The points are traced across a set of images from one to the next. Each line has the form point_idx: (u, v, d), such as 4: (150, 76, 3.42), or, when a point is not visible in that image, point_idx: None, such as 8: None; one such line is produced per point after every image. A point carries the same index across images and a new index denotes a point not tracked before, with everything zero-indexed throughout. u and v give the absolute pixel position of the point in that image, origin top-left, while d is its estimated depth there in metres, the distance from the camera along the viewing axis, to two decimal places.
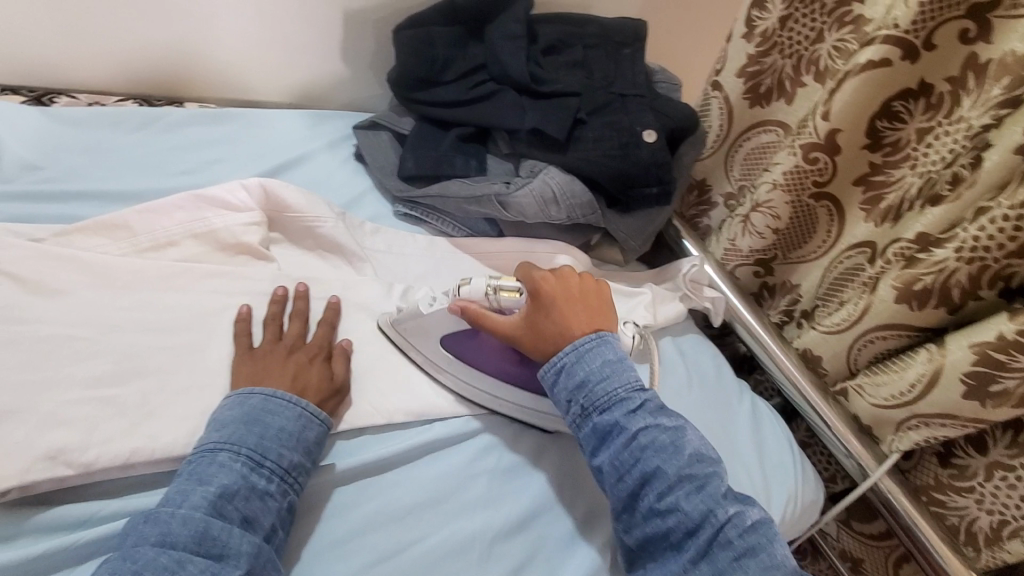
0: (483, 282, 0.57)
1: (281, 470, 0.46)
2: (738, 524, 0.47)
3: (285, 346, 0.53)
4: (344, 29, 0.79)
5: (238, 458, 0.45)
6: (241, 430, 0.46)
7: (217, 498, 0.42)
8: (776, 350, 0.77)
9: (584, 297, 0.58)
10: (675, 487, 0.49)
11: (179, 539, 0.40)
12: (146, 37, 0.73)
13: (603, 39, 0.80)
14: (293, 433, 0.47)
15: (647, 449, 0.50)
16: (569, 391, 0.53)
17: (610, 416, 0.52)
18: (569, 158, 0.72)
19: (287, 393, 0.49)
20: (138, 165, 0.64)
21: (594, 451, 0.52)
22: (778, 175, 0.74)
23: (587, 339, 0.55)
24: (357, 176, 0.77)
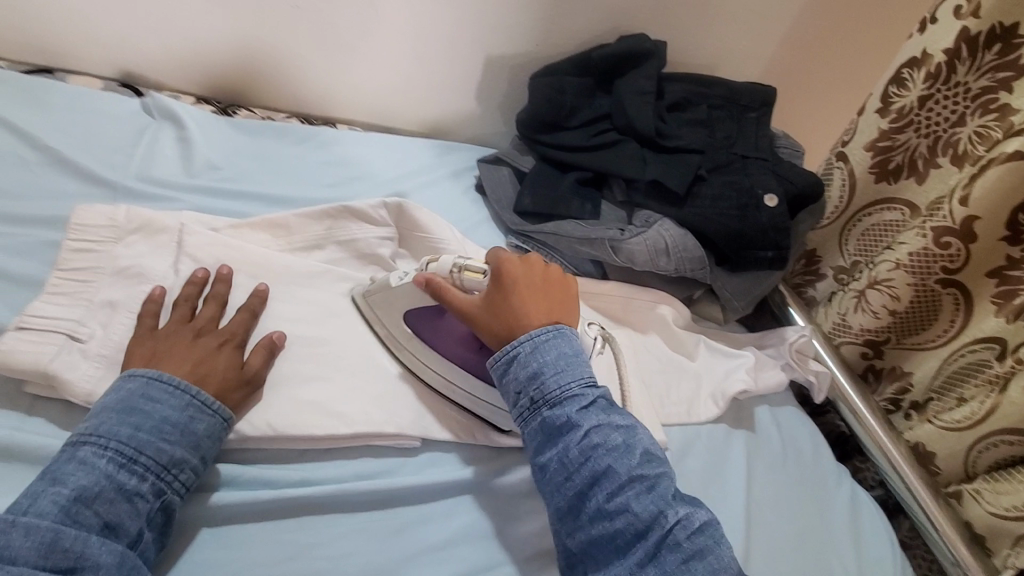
0: (451, 260, 0.57)
1: (152, 468, 0.43)
2: (687, 526, 0.46)
3: (191, 330, 0.50)
4: (484, 72, 0.86)
5: (105, 454, 0.42)
6: (113, 421, 0.43)
7: (73, 504, 0.39)
8: (882, 437, 0.72)
9: (548, 285, 0.56)
10: (624, 488, 0.47)
11: (21, 553, 0.36)
12: (317, 65, 0.83)
13: (729, 101, 0.81)
14: (177, 425, 0.45)
15: (598, 448, 0.48)
16: (520, 382, 0.51)
17: (562, 411, 0.49)
18: (684, 213, 0.74)
19: (176, 379, 0.46)
20: (294, 175, 0.72)
21: (541, 448, 0.49)
22: (903, 254, 0.71)
23: (544, 330, 0.52)
24: (475, 206, 0.82)
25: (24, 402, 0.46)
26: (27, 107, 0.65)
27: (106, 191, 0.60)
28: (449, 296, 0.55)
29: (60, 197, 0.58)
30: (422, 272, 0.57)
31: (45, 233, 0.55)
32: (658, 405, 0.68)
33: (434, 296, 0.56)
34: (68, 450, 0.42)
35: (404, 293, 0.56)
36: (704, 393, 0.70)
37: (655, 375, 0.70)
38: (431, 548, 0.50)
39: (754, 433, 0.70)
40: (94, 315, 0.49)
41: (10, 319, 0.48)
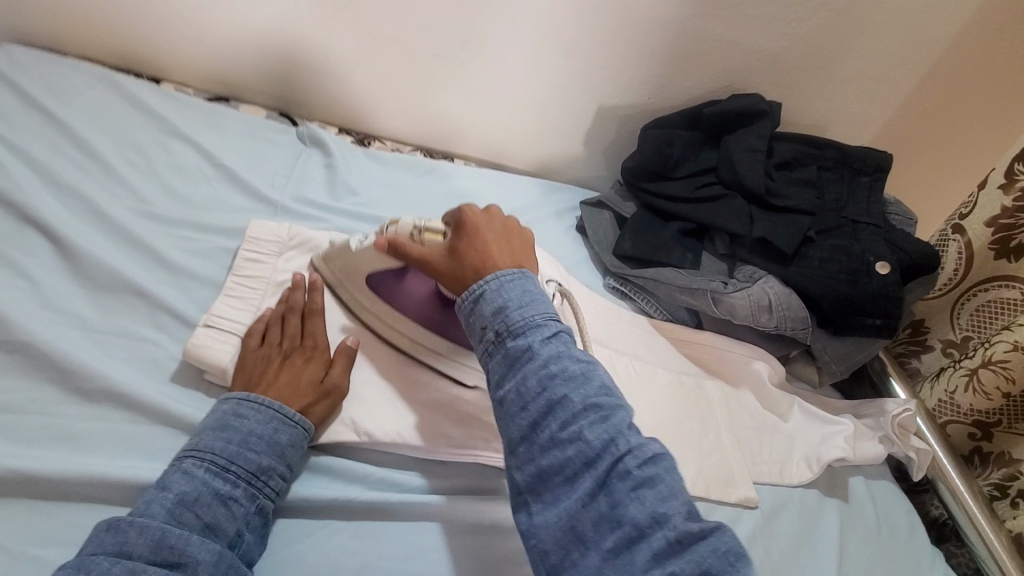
0: (412, 221, 0.58)
1: (242, 477, 0.46)
2: (638, 456, 0.42)
3: (280, 348, 0.54)
4: (595, 120, 0.91)
5: (203, 464, 0.45)
6: (208, 435, 0.47)
7: (176, 508, 0.42)
8: (982, 522, 0.68)
9: (508, 234, 0.56)
10: (578, 416, 0.44)
11: (135, 549, 0.39)
12: (442, 105, 0.91)
13: (840, 164, 0.81)
14: (264, 437, 0.48)
15: (555, 376, 0.45)
16: (486, 316, 0.49)
17: (524, 340, 0.47)
18: (789, 272, 0.74)
19: (259, 396, 0.50)
20: (418, 204, 0.80)
21: (500, 380, 0.47)
22: (1021, 336, 0.68)
23: (509, 271, 0.51)
24: (576, 245, 0.86)
25: (203, 386, 0.53)
26: (209, 132, 0.76)
27: (269, 209, 0.69)
28: (407, 250, 0.55)
29: (235, 211, 0.67)
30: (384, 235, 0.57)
31: (223, 241, 0.63)
32: (750, 461, 0.67)
33: (397, 257, 0.57)
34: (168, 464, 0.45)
35: (365, 255, 0.58)
36: (797, 456, 0.69)
37: (747, 431, 0.70)
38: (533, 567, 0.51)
39: (848, 505, 0.68)
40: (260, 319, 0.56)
41: (196, 314, 0.56)
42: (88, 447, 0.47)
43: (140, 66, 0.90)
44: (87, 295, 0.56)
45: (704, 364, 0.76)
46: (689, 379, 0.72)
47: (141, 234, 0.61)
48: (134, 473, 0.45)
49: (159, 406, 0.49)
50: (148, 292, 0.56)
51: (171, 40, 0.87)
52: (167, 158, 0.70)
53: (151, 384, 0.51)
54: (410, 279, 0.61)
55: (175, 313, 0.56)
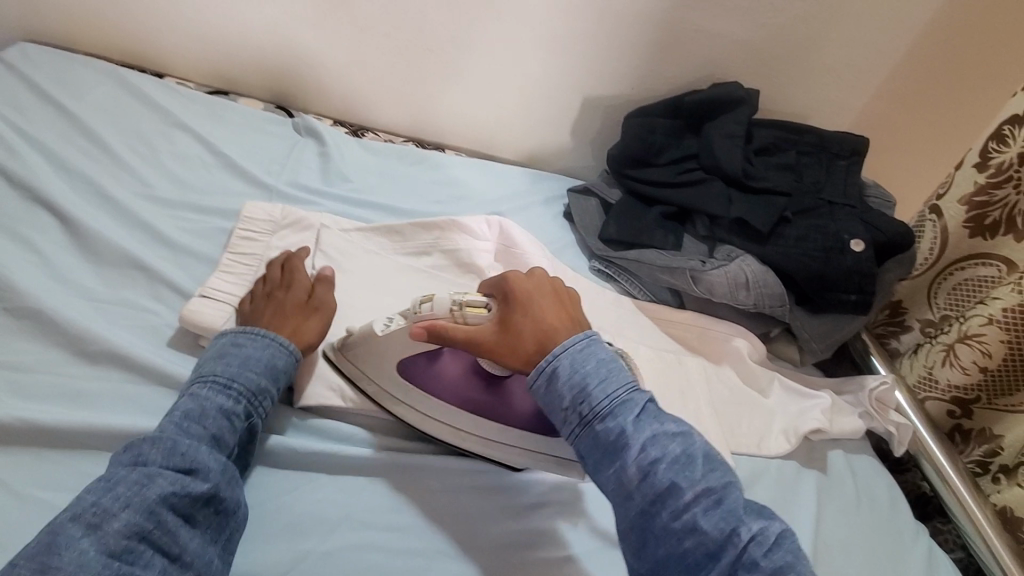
0: (447, 297, 0.54)
1: (242, 396, 0.50)
2: (763, 543, 0.42)
3: (265, 290, 0.59)
4: (581, 110, 0.94)
5: (208, 386, 0.50)
6: (211, 363, 0.52)
7: (184, 421, 0.47)
8: (964, 492, 0.69)
9: (555, 297, 0.54)
10: (692, 504, 0.43)
11: (151, 458, 0.44)
12: (433, 97, 0.94)
13: (818, 149, 0.84)
14: (260, 362, 0.53)
15: (658, 461, 0.45)
16: (568, 397, 0.48)
17: (615, 423, 0.47)
18: (767, 251, 0.76)
19: (258, 329, 0.55)
20: (408, 190, 0.83)
21: (597, 467, 0.47)
22: (997, 310, 0.69)
23: (575, 341, 0.50)
24: (563, 231, 0.89)
25: (198, 352, 0.56)
26: (208, 121, 0.79)
27: (264, 193, 0.72)
28: (452, 335, 0.52)
29: (231, 194, 0.71)
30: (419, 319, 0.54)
31: (219, 221, 0.66)
32: (729, 433, 0.69)
33: (438, 341, 0.54)
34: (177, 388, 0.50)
35: (398, 339, 0.54)
36: (775, 428, 0.71)
37: (727, 405, 0.72)
38: (512, 523, 0.53)
39: (826, 476, 0.70)
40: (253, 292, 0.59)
41: (192, 286, 0.59)
42: (90, 406, 0.50)
43: (144, 63, 0.94)
44: (91, 269, 0.59)
45: (686, 342, 0.78)
46: (670, 356, 0.74)
47: (142, 214, 0.64)
48: (133, 426, 0.48)
49: (156, 370, 0.52)
50: (147, 266, 0.59)
51: (173, 37, 0.91)
52: (167, 145, 0.74)
53: (148, 349, 0.54)
54: (443, 360, 0.56)
55: (172, 286, 0.59)
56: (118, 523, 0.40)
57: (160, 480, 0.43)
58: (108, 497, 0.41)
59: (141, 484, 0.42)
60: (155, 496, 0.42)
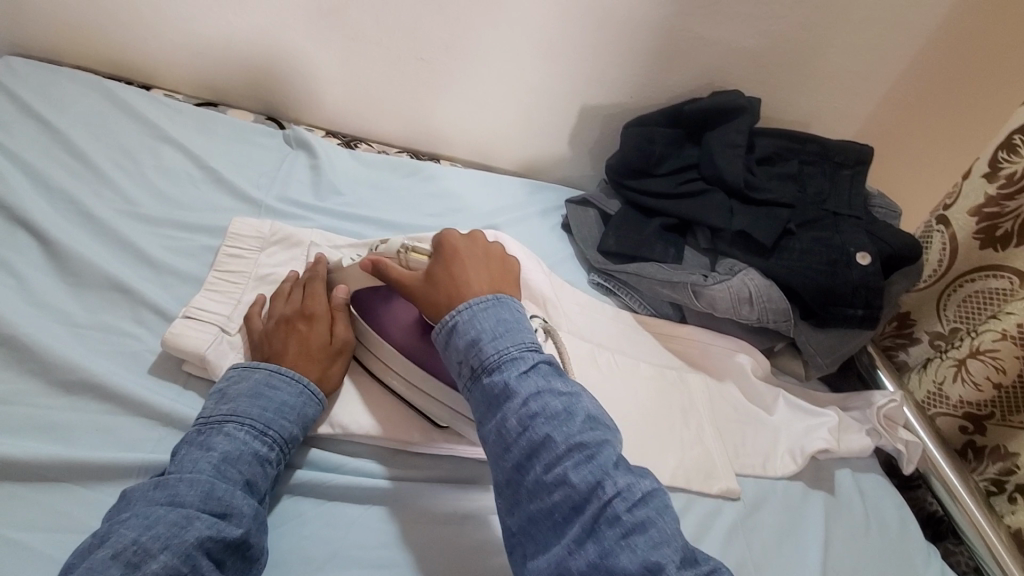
0: (400, 242, 0.58)
1: (276, 443, 0.49)
2: (627, 498, 0.43)
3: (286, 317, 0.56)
4: (579, 119, 0.92)
5: (243, 428, 0.48)
6: (246, 402, 0.50)
7: (221, 464, 0.45)
8: (978, 516, 0.66)
9: (490, 259, 0.57)
10: (563, 457, 0.45)
11: (187, 500, 0.43)
12: (428, 106, 0.92)
13: (822, 158, 0.82)
14: (294, 408, 0.51)
15: (537, 415, 0.46)
16: (461, 351, 0.50)
17: (499, 378, 0.48)
18: (770, 264, 0.74)
19: (289, 370, 0.53)
20: (403, 204, 0.81)
21: (481, 418, 0.48)
22: (1010, 325, 0.66)
23: (482, 299, 0.52)
24: (561, 243, 0.87)
25: (181, 378, 0.54)
26: (198, 135, 0.78)
27: (253, 209, 0.71)
28: (390, 272, 0.56)
29: (219, 210, 0.69)
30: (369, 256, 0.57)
31: (206, 239, 0.64)
32: (732, 454, 0.67)
33: (379, 277, 0.57)
34: (205, 423, 0.48)
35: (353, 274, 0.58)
36: (781, 448, 0.69)
37: (730, 423, 0.70)
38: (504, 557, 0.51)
39: (834, 498, 0.68)
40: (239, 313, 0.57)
41: (176, 309, 0.58)
42: (69, 437, 0.48)
43: (134, 75, 0.93)
44: (72, 291, 0.57)
45: (688, 358, 0.76)
46: (672, 373, 0.72)
47: (127, 233, 0.62)
48: (111, 460, 0.47)
49: (137, 397, 0.50)
50: (131, 288, 0.57)
51: (163, 48, 0.89)
52: (155, 160, 0.72)
53: (130, 376, 0.52)
54: (396, 303, 0.59)
55: (156, 308, 0.57)
56: (156, 566, 0.39)
57: (197, 524, 0.42)
58: (145, 538, 0.40)
59: (179, 528, 0.41)
60: (193, 541, 0.41)
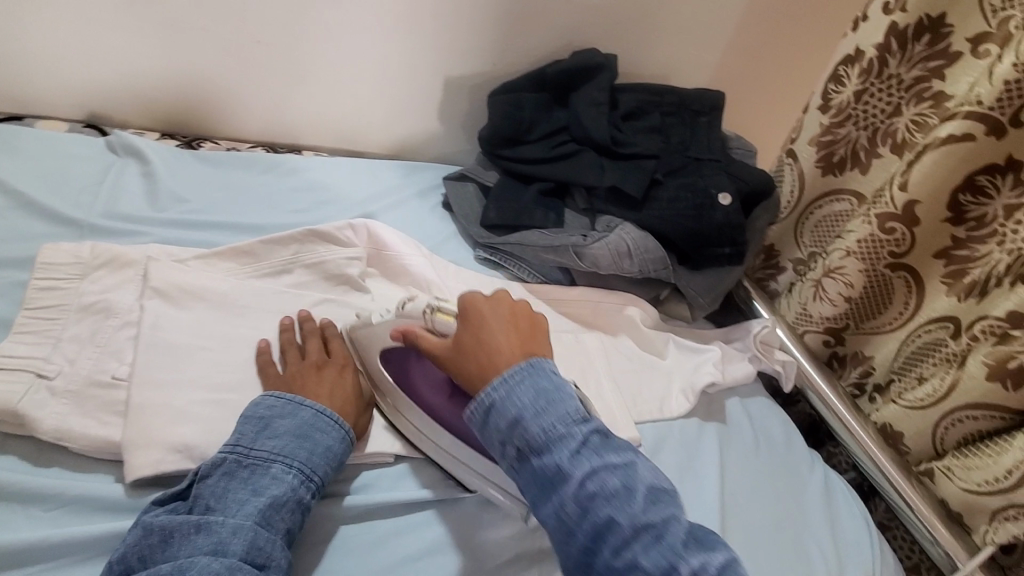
0: (426, 302, 0.57)
1: (316, 490, 0.49)
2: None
3: (312, 365, 0.55)
4: (445, 93, 0.89)
5: (290, 471, 0.47)
6: (292, 443, 0.49)
7: (267, 511, 0.44)
8: (850, 420, 0.72)
9: (515, 318, 0.54)
10: (630, 540, 0.43)
11: (232, 548, 0.42)
12: (276, 90, 0.85)
13: (680, 108, 0.85)
14: (337, 453, 0.50)
15: (596, 496, 0.45)
16: (502, 432, 0.48)
17: (550, 459, 0.46)
18: (643, 216, 0.76)
19: (333, 413, 0.52)
20: (265, 201, 0.74)
21: (535, 501, 0.46)
22: (851, 242, 0.72)
23: (516, 370, 0.49)
24: (443, 222, 0.84)
25: None
26: None
27: (74, 231, 0.62)
28: (423, 343, 0.54)
29: (27, 238, 0.60)
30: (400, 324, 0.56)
31: (11, 273, 0.57)
32: (631, 405, 0.69)
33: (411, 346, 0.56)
34: (252, 458, 0.47)
35: (383, 334, 0.57)
36: (675, 390, 0.72)
37: (626, 375, 0.72)
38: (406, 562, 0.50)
39: (726, 426, 0.72)
40: (60, 351, 0.50)
41: None
42: None
43: None
44: None
45: (581, 320, 0.76)
46: (566, 336, 0.73)
47: None
48: None
49: None
50: None
51: None
52: None
53: None
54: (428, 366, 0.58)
55: None
56: None
57: None
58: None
59: None
60: None
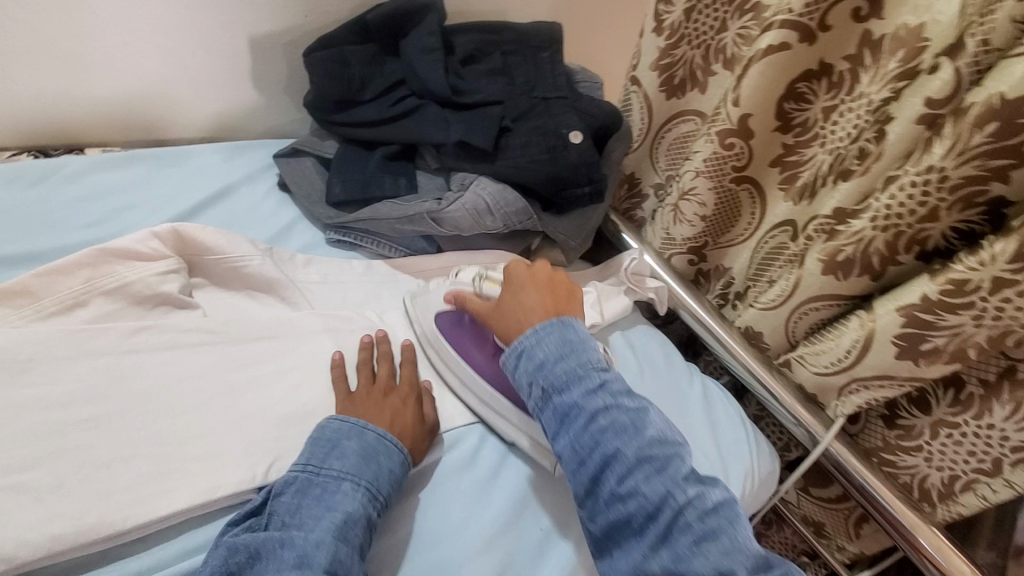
0: (474, 275, 0.66)
1: (384, 507, 0.48)
2: (699, 507, 0.46)
3: (380, 389, 0.56)
4: (254, 56, 0.77)
5: (359, 489, 0.47)
6: (356, 461, 0.48)
7: (343, 526, 0.44)
8: (719, 330, 0.77)
9: (550, 285, 0.60)
10: (635, 470, 0.48)
11: (314, 562, 0.42)
12: (28, 81, 0.67)
13: (521, 45, 0.80)
14: (396, 472, 0.50)
15: (607, 431, 0.49)
16: (529, 373, 0.53)
17: (568, 397, 0.51)
18: (497, 167, 0.72)
19: (394, 437, 0.52)
20: (41, 221, 0.62)
21: (554, 434, 0.51)
22: (699, 162, 0.74)
23: (547, 323, 0.55)
24: (282, 206, 0.75)
25: None
26: None
27: None
28: (470, 303, 0.62)
29: None
30: (448, 290, 0.64)
31: None
32: None
33: (459, 307, 0.63)
34: (324, 478, 0.47)
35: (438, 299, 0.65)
36: None
37: None
38: None
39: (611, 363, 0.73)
40: None
41: None
42: None
43: None
44: None
45: None
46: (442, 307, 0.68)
47: None
48: None
49: None
50: None
51: None
52: None
53: None
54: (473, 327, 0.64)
55: None
56: None
57: None
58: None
59: None
60: None
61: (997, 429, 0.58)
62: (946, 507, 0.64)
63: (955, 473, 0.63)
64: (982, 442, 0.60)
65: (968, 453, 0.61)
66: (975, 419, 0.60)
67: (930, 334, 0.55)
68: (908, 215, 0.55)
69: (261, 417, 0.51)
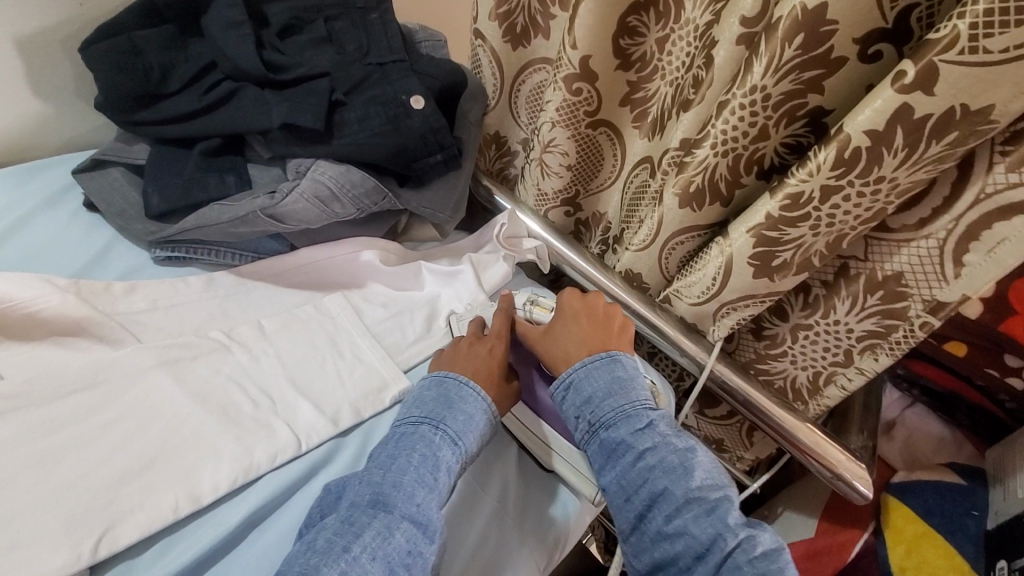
0: (524, 299, 0.67)
1: (468, 453, 0.52)
2: (747, 551, 0.48)
3: (472, 341, 0.61)
4: (27, 60, 0.63)
5: (440, 434, 0.52)
6: (437, 407, 0.54)
7: (427, 467, 0.49)
8: (601, 278, 0.76)
9: (599, 319, 0.63)
10: (682, 509, 0.50)
11: (391, 504, 0.46)
12: None
13: (345, 8, 0.72)
14: (473, 419, 0.54)
15: (655, 469, 0.52)
16: (577, 406, 0.57)
17: (616, 432, 0.54)
18: (336, 147, 0.65)
19: (478, 386, 0.56)
20: None
21: (601, 468, 0.54)
22: (553, 112, 0.71)
23: (596, 357, 0.59)
24: (93, 231, 0.65)
25: None
26: None
27: None
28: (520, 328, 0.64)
29: None
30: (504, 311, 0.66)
31: None
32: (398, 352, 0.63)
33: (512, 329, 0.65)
34: (411, 424, 0.53)
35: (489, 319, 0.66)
36: (438, 315, 0.68)
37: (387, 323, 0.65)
38: None
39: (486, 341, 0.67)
40: None
41: None
42: None
43: None
44: None
45: (312, 284, 0.67)
46: (304, 309, 0.62)
47: None
48: None
49: None
50: None
51: None
52: None
53: None
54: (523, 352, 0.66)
55: None
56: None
57: (397, 534, 0.44)
58: (361, 539, 0.44)
59: (382, 539, 0.44)
60: (394, 552, 0.44)
61: (841, 323, 0.62)
62: (816, 402, 0.70)
63: (817, 370, 0.67)
64: (832, 337, 0.63)
65: (825, 350, 0.65)
66: (823, 318, 0.63)
67: (777, 250, 0.57)
68: (742, 138, 0.55)
69: (87, 481, 0.45)
